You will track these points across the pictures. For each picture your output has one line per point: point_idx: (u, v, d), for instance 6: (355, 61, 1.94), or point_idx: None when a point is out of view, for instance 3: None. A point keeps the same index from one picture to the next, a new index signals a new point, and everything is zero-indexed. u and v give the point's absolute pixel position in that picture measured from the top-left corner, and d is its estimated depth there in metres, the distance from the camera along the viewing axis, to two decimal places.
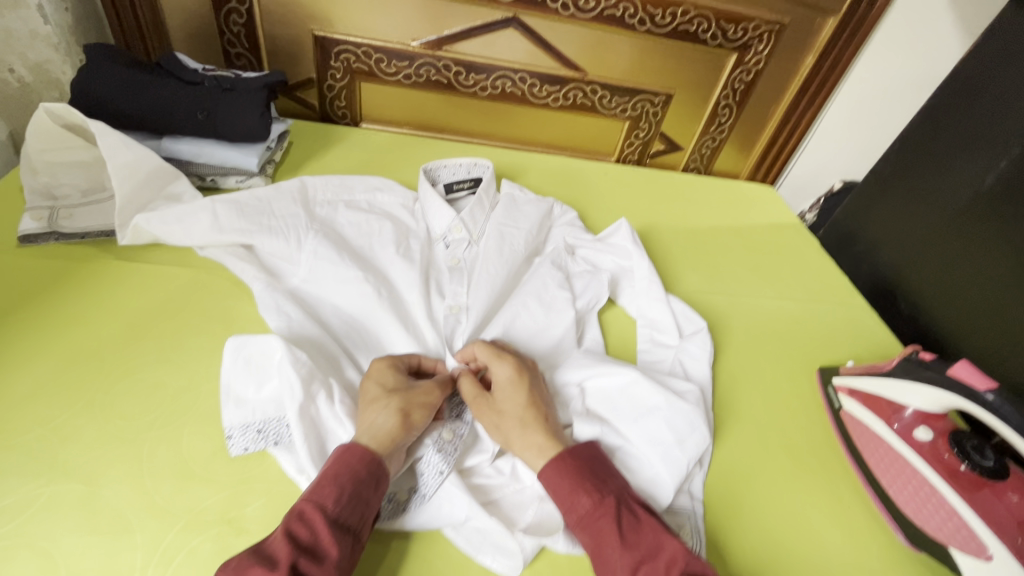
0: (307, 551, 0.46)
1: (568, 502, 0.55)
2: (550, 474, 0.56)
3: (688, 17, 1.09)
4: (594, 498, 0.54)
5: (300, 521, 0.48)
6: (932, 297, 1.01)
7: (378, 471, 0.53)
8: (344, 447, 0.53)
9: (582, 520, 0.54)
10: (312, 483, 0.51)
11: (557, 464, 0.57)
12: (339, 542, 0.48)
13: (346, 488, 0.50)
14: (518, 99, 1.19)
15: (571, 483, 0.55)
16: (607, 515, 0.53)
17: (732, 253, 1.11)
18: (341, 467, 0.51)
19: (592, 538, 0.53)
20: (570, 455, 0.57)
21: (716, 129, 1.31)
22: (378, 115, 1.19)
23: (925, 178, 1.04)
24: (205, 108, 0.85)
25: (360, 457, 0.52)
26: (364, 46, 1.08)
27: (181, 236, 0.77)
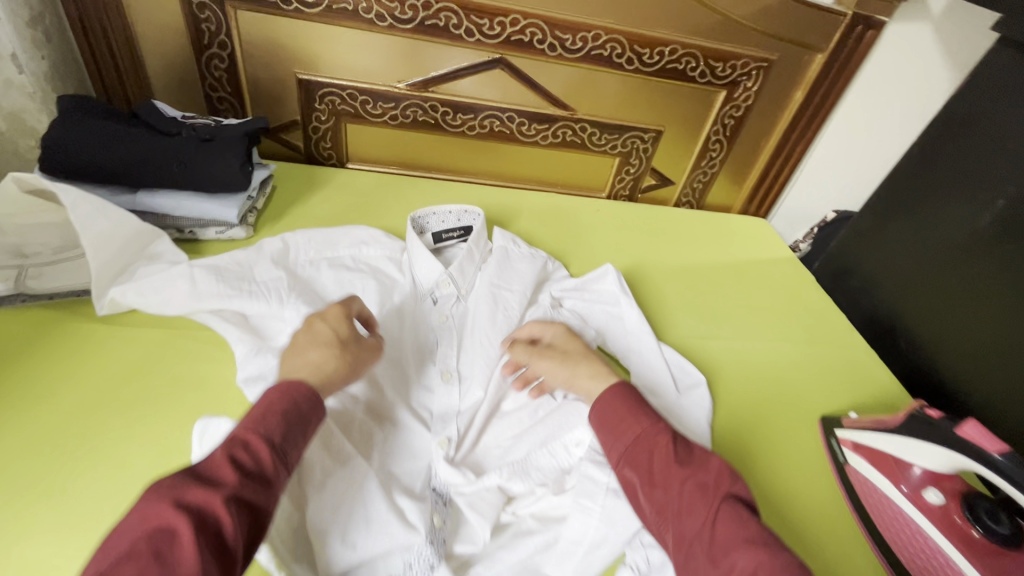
0: (251, 477, 0.45)
1: (625, 425, 0.62)
2: (609, 399, 0.64)
3: (676, 56, 1.08)
4: (650, 420, 0.61)
5: (243, 448, 0.46)
6: (931, 336, 0.99)
7: (318, 409, 0.53)
8: (287, 384, 0.54)
9: (638, 437, 0.60)
10: (248, 415, 0.50)
11: (619, 391, 0.64)
12: (280, 471, 0.47)
13: (287, 419, 0.50)
14: (506, 137, 1.18)
15: (629, 405, 0.62)
16: (663, 435, 0.60)
17: (728, 292, 1.09)
18: (285, 401, 0.51)
19: (641, 451, 0.59)
20: (626, 386, 0.66)
21: (707, 163, 1.28)
22: (365, 154, 1.17)
23: (922, 214, 1.03)
24: (180, 160, 0.82)
25: (305, 395, 0.53)
26: (350, 89, 1.07)
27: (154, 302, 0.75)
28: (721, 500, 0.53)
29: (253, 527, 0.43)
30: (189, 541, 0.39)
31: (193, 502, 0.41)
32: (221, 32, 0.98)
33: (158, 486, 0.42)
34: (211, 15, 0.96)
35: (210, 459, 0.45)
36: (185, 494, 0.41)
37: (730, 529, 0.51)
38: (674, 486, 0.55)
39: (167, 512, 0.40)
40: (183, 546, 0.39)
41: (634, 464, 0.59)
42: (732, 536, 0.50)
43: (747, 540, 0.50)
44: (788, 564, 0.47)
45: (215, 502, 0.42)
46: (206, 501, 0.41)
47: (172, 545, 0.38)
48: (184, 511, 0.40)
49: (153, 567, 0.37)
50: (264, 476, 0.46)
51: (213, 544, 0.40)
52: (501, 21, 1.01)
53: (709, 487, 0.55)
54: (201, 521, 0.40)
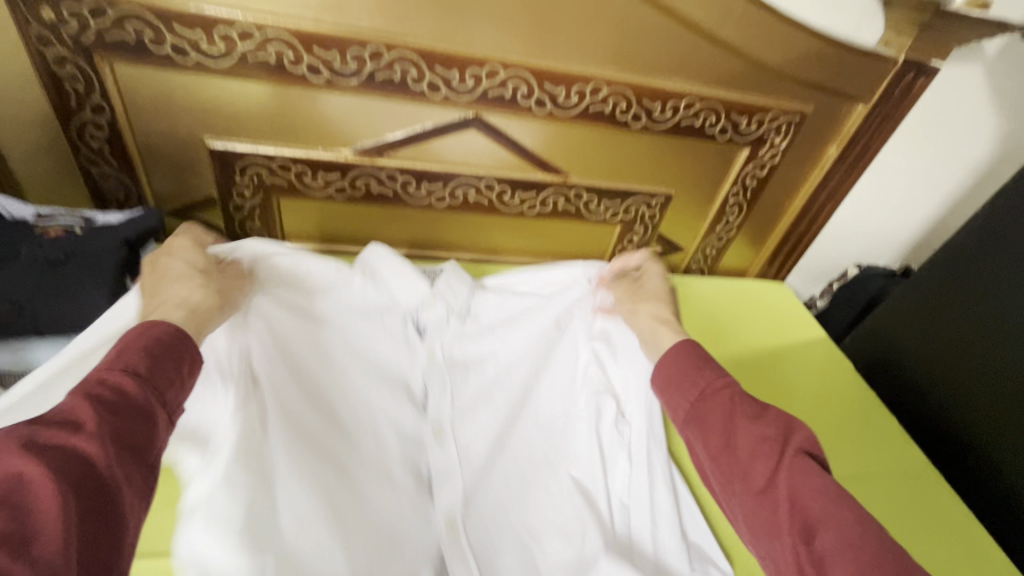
0: (119, 408, 0.44)
1: (693, 377, 0.61)
2: (677, 358, 0.64)
3: (693, 110, 0.87)
4: (715, 372, 0.61)
5: (100, 385, 0.45)
6: (1012, 460, 0.83)
7: (192, 345, 0.52)
8: (150, 322, 0.51)
9: (704, 392, 0.60)
10: (105, 357, 0.47)
11: (687, 347, 0.65)
12: (154, 399, 0.47)
13: (157, 355, 0.49)
14: (484, 208, 0.95)
15: (695, 363, 0.62)
16: (729, 387, 0.59)
17: (759, 378, 0.94)
18: (147, 338, 0.49)
19: (705, 409, 0.58)
20: (688, 345, 0.65)
21: (723, 228, 1.08)
22: (307, 234, 0.93)
23: (990, 306, 0.87)
24: (16, 299, 0.58)
25: (168, 329, 0.51)
26: (280, 158, 0.82)
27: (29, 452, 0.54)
28: (791, 454, 0.53)
29: (130, 460, 0.43)
30: (44, 481, 0.38)
31: (50, 440, 0.40)
32: (92, 92, 0.72)
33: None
34: (74, 71, 0.70)
35: (64, 406, 0.43)
36: (41, 435, 0.40)
37: (801, 477, 0.50)
38: (740, 441, 0.54)
39: (15, 459, 0.38)
40: (38, 488, 0.38)
41: (699, 421, 0.58)
42: (804, 487, 0.50)
43: (820, 492, 0.49)
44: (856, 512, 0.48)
45: (74, 443, 0.41)
46: (65, 440, 0.41)
47: (26, 491, 0.38)
48: (37, 452, 0.39)
49: (3, 510, 0.36)
50: (133, 407, 0.45)
51: (79, 480, 0.39)
52: (475, 73, 0.78)
53: (777, 441, 0.53)
54: (61, 461, 0.39)
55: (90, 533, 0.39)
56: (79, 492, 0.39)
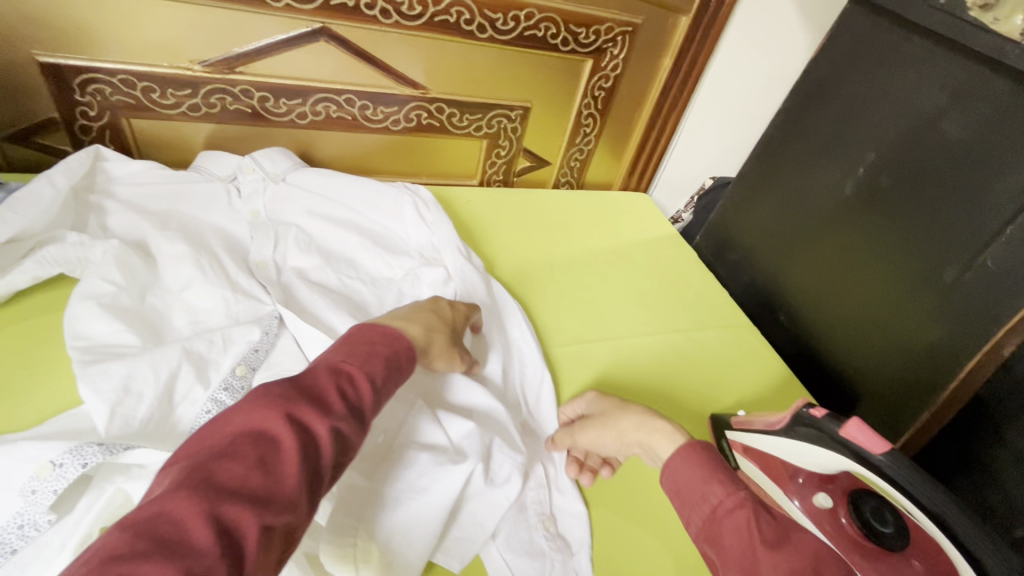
0: (351, 409, 0.47)
1: (700, 492, 0.53)
2: (681, 466, 0.55)
3: (533, 21, 0.95)
4: (725, 487, 0.52)
5: (347, 381, 0.48)
6: (808, 310, 0.97)
7: (409, 366, 0.56)
8: (394, 334, 0.56)
9: (714, 511, 0.51)
10: (347, 349, 0.52)
11: (690, 454, 0.56)
12: (370, 408, 0.49)
13: (375, 357, 0.52)
14: (349, 124, 0.99)
15: (705, 469, 0.54)
16: (743, 508, 0.50)
17: (612, 270, 1.04)
18: (378, 343, 0.54)
19: (718, 530, 0.50)
20: (701, 449, 0.57)
21: (581, 140, 1.18)
22: (167, 156, 0.93)
23: (791, 183, 1.00)
24: None
25: (403, 349, 0.55)
26: (123, 74, 0.82)
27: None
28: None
29: (340, 460, 0.45)
30: (292, 457, 0.41)
31: (301, 419, 0.43)
32: None
33: (268, 395, 0.44)
34: None
35: (320, 384, 0.47)
36: (295, 411, 0.43)
37: None
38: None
39: (277, 422, 0.42)
40: (285, 454, 0.41)
41: (716, 545, 0.50)
42: None
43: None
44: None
45: (319, 428, 0.44)
46: (312, 421, 0.44)
47: (277, 455, 0.41)
48: (293, 424, 0.43)
49: (257, 473, 0.39)
50: (360, 411, 0.48)
51: (311, 467, 0.42)
52: None
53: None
54: (305, 438, 0.43)
55: (301, 518, 0.41)
56: (308, 477, 0.42)
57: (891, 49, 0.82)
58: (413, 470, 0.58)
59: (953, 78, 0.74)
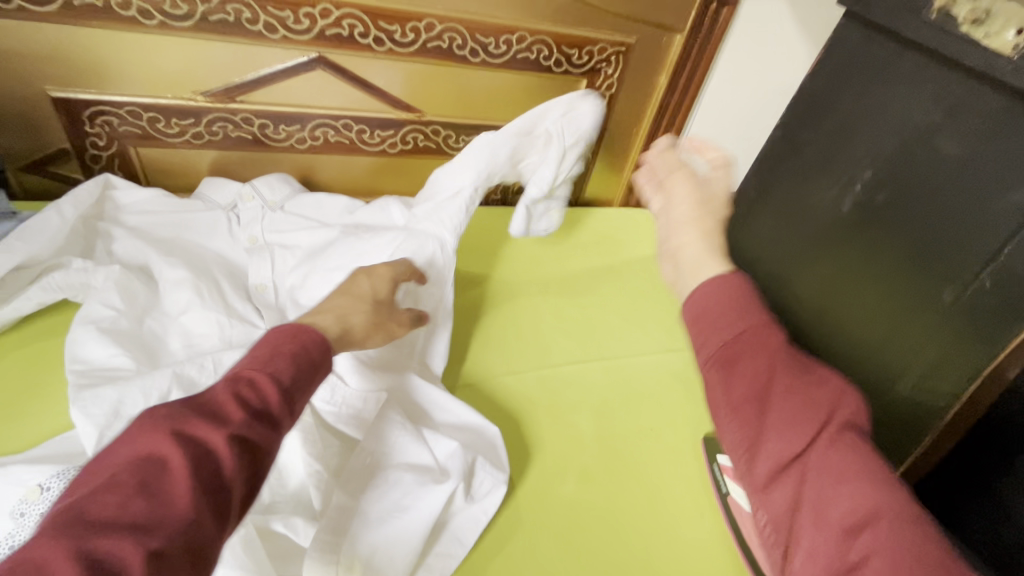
0: (258, 415, 0.44)
1: (722, 318, 0.46)
2: (709, 290, 0.48)
3: (525, 44, 0.96)
4: (755, 318, 0.46)
5: (247, 385, 0.45)
6: (808, 330, 0.95)
7: (328, 358, 0.52)
8: (301, 326, 0.52)
9: (736, 339, 0.45)
10: (252, 350, 0.48)
11: (725, 282, 0.48)
12: (282, 405, 0.46)
13: (287, 352, 0.49)
14: (347, 148, 1.01)
15: (735, 298, 0.47)
16: (769, 341, 0.45)
17: (608, 288, 1.04)
18: (289, 339, 0.50)
19: (737, 354, 0.45)
20: (739, 276, 0.48)
21: (580, 158, 1.19)
22: (173, 183, 0.97)
23: (789, 200, 0.99)
24: None
25: (315, 338, 0.51)
26: (129, 106, 0.86)
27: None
28: (834, 431, 0.41)
29: (254, 465, 0.43)
30: (181, 477, 0.39)
31: (193, 434, 0.41)
32: None
33: (153, 416, 0.41)
34: None
35: (216, 396, 0.44)
36: (183, 425, 0.41)
37: (845, 469, 0.40)
38: (776, 403, 0.43)
39: (163, 443, 0.40)
40: (174, 475, 0.39)
41: (728, 367, 0.45)
42: (835, 466, 0.40)
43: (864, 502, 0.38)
44: (908, 505, 0.38)
45: (216, 441, 0.41)
46: (207, 434, 0.41)
47: (162, 478, 0.39)
48: (181, 441, 0.40)
49: (138, 500, 0.37)
50: (267, 413, 0.45)
51: (208, 483, 0.40)
52: (309, 13, 0.83)
53: (826, 410, 0.42)
54: (196, 455, 0.40)
55: (211, 538, 0.39)
56: (201, 490, 0.39)
57: (886, 64, 0.81)
58: (396, 491, 0.59)
59: (949, 92, 0.72)
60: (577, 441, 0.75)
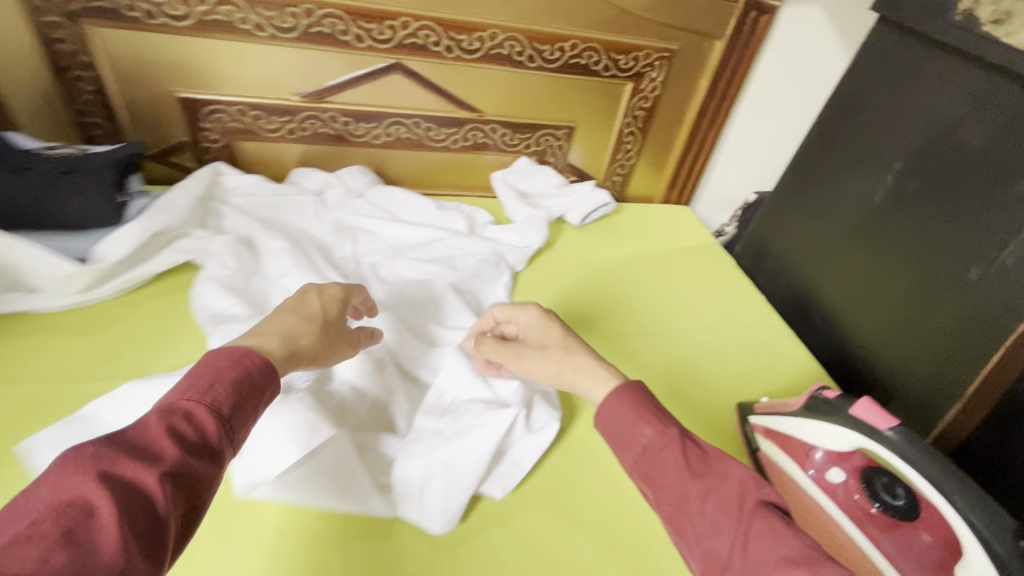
0: (193, 449, 0.42)
1: (631, 435, 0.56)
2: (609, 408, 0.59)
3: (577, 51, 1.07)
4: (655, 426, 0.56)
5: (183, 417, 0.43)
6: (842, 315, 1.01)
7: (273, 383, 0.50)
8: (241, 350, 0.51)
9: (648, 450, 0.55)
10: (188, 379, 0.46)
11: (619, 394, 0.59)
12: (218, 433, 0.44)
13: (222, 379, 0.47)
14: (415, 144, 1.14)
15: (636, 407, 0.57)
16: (671, 446, 0.54)
17: (648, 274, 1.12)
18: (230, 362, 0.49)
19: (654, 468, 0.54)
20: (633, 385, 0.60)
21: (623, 156, 1.28)
22: (267, 173, 1.12)
23: (824, 193, 1.05)
24: (30, 194, 0.75)
25: (258, 362, 0.50)
26: (238, 105, 1.01)
27: (73, 289, 0.76)
28: (753, 511, 0.48)
29: (192, 497, 0.41)
30: (108, 519, 0.36)
31: (121, 474, 0.39)
32: (81, 54, 0.90)
33: (77, 455, 0.39)
34: (67, 35, 0.88)
35: (145, 430, 0.42)
36: (110, 466, 0.39)
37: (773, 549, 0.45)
38: (695, 507, 0.50)
39: (81, 486, 0.37)
40: (100, 523, 0.36)
41: (651, 482, 0.53)
42: (768, 556, 0.45)
43: (785, 560, 0.44)
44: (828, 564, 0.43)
45: (148, 479, 0.39)
46: (133, 472, 0.39)
47: (88, 524, 0.36)
48: (108, 482, 0.38)
49: (61, 549, 0.34)
50: (205, 446, 0.43)
51: (142, 522, 0.37)
52: (391, 25, 0.96)
53: (732, 499, 0.49)
54: (127, 494, 0.38)
55: None
56: (137, 533, 0.37)
57: (915, 63, 0.87)
58: (467, 415, 0.70)
59: (973, 86, 0.79)
60: None
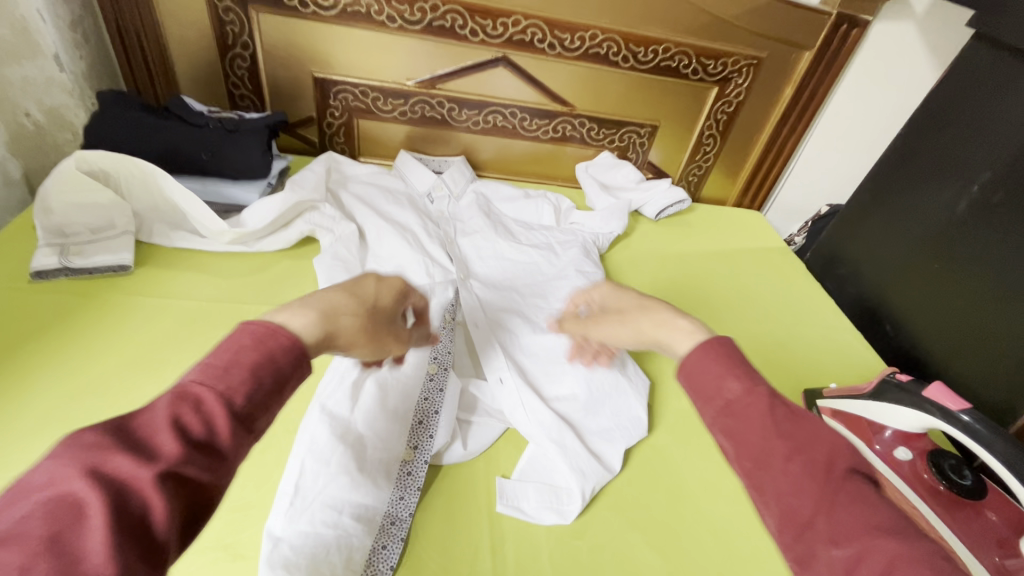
0: (199, 445, 0.38)
1: (714, 386, 0.49)
2: (695, 360, 0.51)
3: (669, 54, 1.14)
4: (743, 383, 0.48)
5: (193, 407, 0.39)
6: (916, 321, 1.03)
7: (298, 368, 0.45)
8: (266, 330, 0.45)
9: (729, 406, 0.48)
10: (208, 360, 0.42)
11: (708, 350, 0.51)
12: (234, 429, 0.40)
13: (243, 369, 0.42)
14: (509, 132, 1.24)
15: (723, 362, 0.50)
16: (756, 404, 0.47)
17: (720, 269, 1.17)
18: (255, 349, 0.43)
19: (735, 422, 0.47)
20: (724, 343, 0.52)
21: (702, 157, 1.34)
22: (376, 149, 1.25)
23: (905, 202, 1.07)
24: (206, 149, 0.89)
25: (279, 344, 0.44)
26: (362, 87, 1.14)
27: (225, 240, 0.88)
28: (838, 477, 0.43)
29: (196, 494, 0.37)
30: (101, 514, 0.32)
31: (118, 471, 0.34)
32: (243, 34, 1.06)
33: (77, 441, 0.35)
34: (235, 18, 1.03)
35: (153, 419, 0.38)
36: (107, 461, 0.34)
37: (862, 516, 0.40)
38: (776, 466, 0.44)
39: (76, 479, 0.33)
40: (88, 522, 0.32)
41: (733, 436, 0.47)
42: (857, 520, 0.40)
43: (875, 528, 0.40)
44: (931, 555, 0.38)
45: (142, 477, 0.34)
46: (132, 471, 0.34)
47: (78, 524, 0.32)
48: (99, 478, 0.33)
49: (48, 553, 0.30)
50: (214, 443, 0.39)
51: (130, 523, 0.33)
52: (504, 22, 1.07)
53: (820, 463, 0.43)
54: (122, 492, 0.34)
55: None
56: (131, 539, 0.33)
57: (1011, 79, 0.90)
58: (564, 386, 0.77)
59: None
60: None
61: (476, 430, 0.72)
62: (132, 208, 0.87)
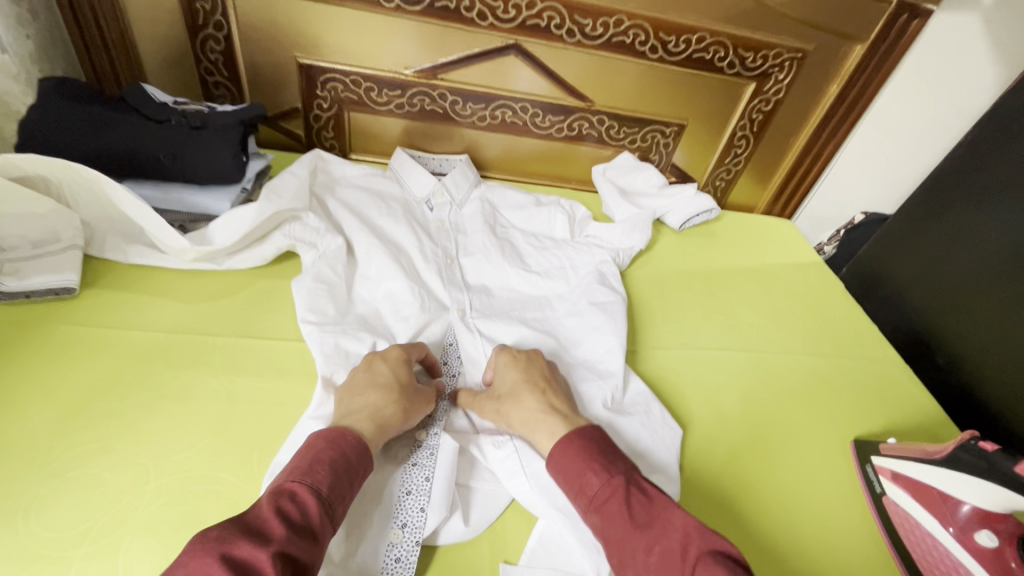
0: (298, 529, 0.44)
1: (577, 484, 0.55)
2: (557, 458, 0.57)
3: (703, 44, 1.01)
4: (601, 476, 0.54)
5: (290, 499, 0.46)
6: (974, 356, 0.91)
7: (366, 461, 0.53)
8: (338, 430, 0.53)
9: (593, 501, 0.53)
10: (292, 463, 0.50)
11: (565, 446, 0.57)
12: (322, 518, 0.46)
13: (325, 462, 0.50)
14: (519, 129, 1.11)
15: (582, 457, 0.55)
16: (614, 496, 0.52)
17: (753, 289, 1.05)
18: (329, 444, 0.51)
19: (600, 519, 0.52)
20: (581, 435, 0.58)
21: (731, 161, 1.21)
22: (369, 146, 1.12)
23: (967, 220, 0.94)
24: (166, 149, 0.77)
25: (352, 441, 0.52)
26: (353, 75, 1.00)
27: (189, 258, 0.76)
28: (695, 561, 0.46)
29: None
30: None
31: (242, 558, 0.40)
32: (216, 12, 0.92)
33: (205, 538, 0.41)
34: None
35: (259, 512, 0.44)
36: (232, 549, 0.40)
37: None
38: (640, 560, 0.48)
39: (209, 566, 0.38)
40: None
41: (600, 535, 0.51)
42: None
43: None
44: None
45: (262, 558, 0.40)
46: (253, 556, 0.40)
47: None
48: (227, 565, 0.39)
49: None
50: (309, 530, 0.45)
51: None
52: (517, 4, 0.93)
53: (676, 553, 0.47)
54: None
55: None
56: None
57: None
58: None
59: None
60: (725, 420, 0.78)
61: (480, 498, 0.62)
62: (80, 218, 0.75)
